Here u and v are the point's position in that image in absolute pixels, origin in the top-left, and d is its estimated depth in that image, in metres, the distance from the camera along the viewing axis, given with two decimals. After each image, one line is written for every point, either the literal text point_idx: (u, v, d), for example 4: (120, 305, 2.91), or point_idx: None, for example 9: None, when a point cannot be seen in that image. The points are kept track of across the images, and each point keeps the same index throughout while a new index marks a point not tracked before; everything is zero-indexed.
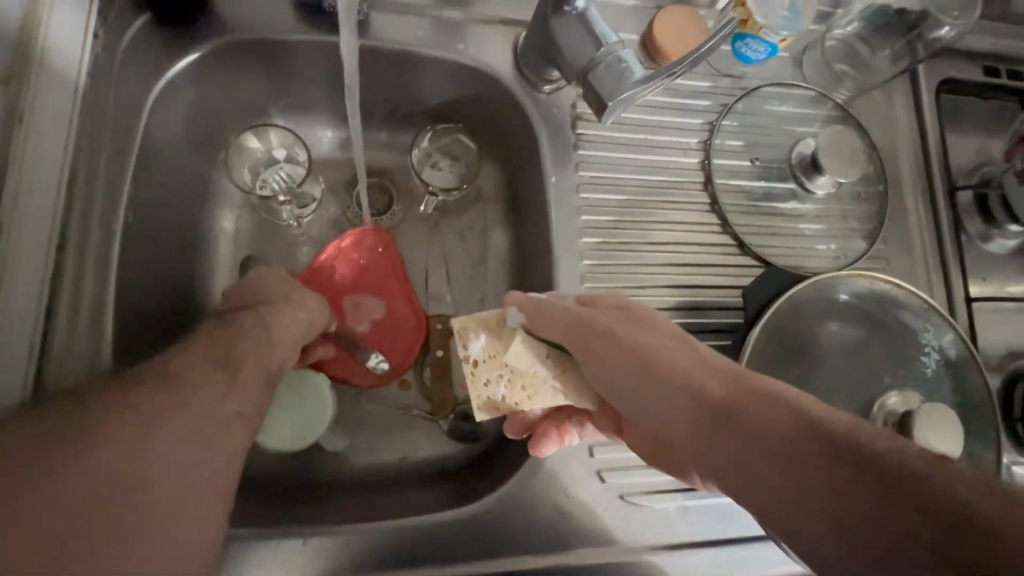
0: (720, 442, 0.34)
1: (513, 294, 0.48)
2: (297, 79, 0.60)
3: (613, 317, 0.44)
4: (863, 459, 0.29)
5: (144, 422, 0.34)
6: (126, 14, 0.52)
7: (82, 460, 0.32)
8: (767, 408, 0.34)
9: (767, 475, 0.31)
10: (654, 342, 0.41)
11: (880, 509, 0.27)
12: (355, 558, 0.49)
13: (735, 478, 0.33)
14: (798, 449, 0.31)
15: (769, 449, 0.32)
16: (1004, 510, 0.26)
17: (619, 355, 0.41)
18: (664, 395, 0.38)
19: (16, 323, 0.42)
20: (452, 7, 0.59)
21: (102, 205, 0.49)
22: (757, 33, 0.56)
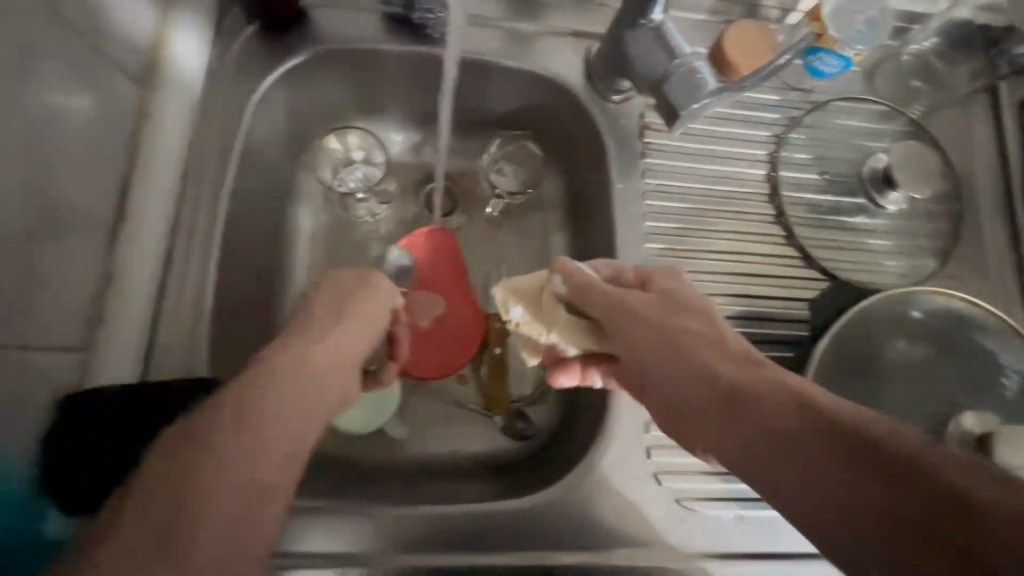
0: (731, 423, 0.37)
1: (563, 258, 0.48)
2: (379, 86, 0.64)
3: (659, 301, 0.43)
4: (870, 448, 0.32)
5: (252, 415, 0.33)
6: (237, 23, 0.57)
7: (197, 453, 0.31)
8: (796, 408, 0.35)
9: (776, 459, 0.34)
10: (677, 321, 0.42)
11: (877, 496, 0.30)
12: (418, 539, 0.51)
13: (745, 459, 0.36)
14: (806, 438, 0.33)
15: (779, 433, 0.34)
16: (989, 494, 0.29)
17: (646, 332, 0.42)
18: (701, 384, 0.39)
19: (134, 298, 0.47)
20: (526, 21, 0.62)
21: (209, 195, 0.52)
22: (831, 47, 0.56)
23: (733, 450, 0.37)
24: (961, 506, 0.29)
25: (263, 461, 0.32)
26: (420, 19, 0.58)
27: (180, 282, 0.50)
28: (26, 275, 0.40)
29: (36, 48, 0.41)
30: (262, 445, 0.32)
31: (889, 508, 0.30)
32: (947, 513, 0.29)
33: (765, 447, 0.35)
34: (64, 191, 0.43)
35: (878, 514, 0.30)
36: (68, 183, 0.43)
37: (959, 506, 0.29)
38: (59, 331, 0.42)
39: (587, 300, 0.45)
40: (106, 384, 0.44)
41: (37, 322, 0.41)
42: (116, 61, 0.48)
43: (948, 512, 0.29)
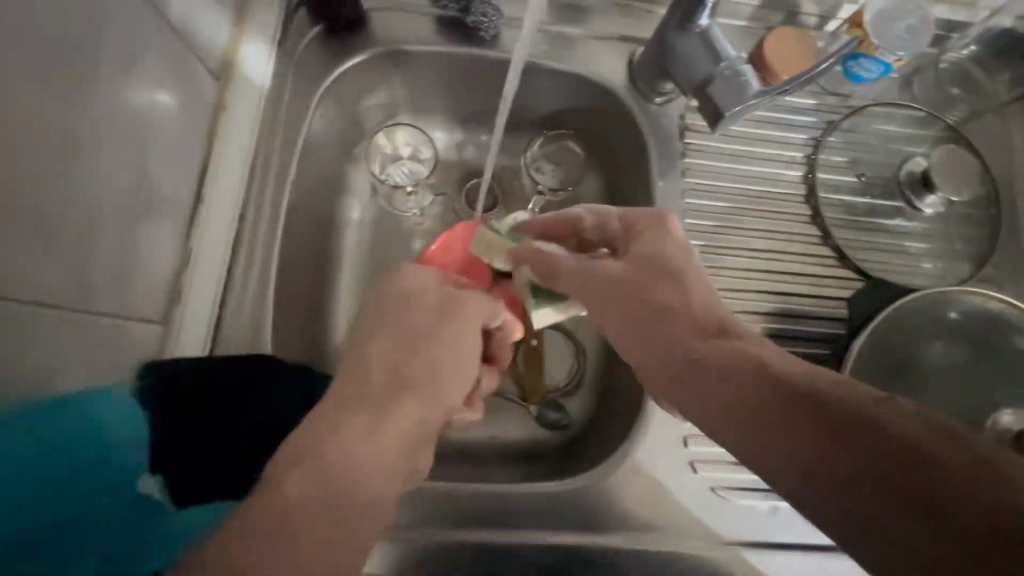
0: (690, 382, 0.38)
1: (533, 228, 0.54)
2: (429, 85, 0.68)
3: (637, 259, 0.43)
4: (834, 411, 0.32)
5: (361, 439, 0.34)
6: (303, 24, 0.60)
7: (315, 468, 0.32)
8: (756, 372, 0.35)
9: (731, 416, 0.36)
10: (644, 281, 0.42)
11: (839, 455, 0.31)
12: (461, 515, 0.53)
13: (702, 414, 0.37)
14: (764, 398, 0.34)
15: (735, 392, 0.36)
16: (951, 454, 0.29)
17: (615, 295, 0.42)
18: (678, 343, 0.39)
19: (206, 276, 0.50)
20: (572, 24, 0.65)
21: (274, 183, 0.56)
22: (871, 52, 0.58)
23: (706, 409, 0.37)
24: (932, 475, 0.28)
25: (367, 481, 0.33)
26: (474, 22, 0.61)
27: (246, 263, 0.53)
28: (124, 252, 0.42)
29: (147, 43, 0.43)
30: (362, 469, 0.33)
31: (860, 475, 0.30)
32: (918, 485, 0.28)
33: (738, 408, 0.35)
34: (156, 173, 0.45)
35: (848, 480, 0.30)
36: (160, 166, 0.46)
37: (937, 477, 0.28)
38: (144, 303, 0.45)
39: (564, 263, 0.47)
40: (182, 356, 0.47)
41: (129, 295, 0.43)
42: (202, 56, 0.51)
43: (919, 481, 0.28)
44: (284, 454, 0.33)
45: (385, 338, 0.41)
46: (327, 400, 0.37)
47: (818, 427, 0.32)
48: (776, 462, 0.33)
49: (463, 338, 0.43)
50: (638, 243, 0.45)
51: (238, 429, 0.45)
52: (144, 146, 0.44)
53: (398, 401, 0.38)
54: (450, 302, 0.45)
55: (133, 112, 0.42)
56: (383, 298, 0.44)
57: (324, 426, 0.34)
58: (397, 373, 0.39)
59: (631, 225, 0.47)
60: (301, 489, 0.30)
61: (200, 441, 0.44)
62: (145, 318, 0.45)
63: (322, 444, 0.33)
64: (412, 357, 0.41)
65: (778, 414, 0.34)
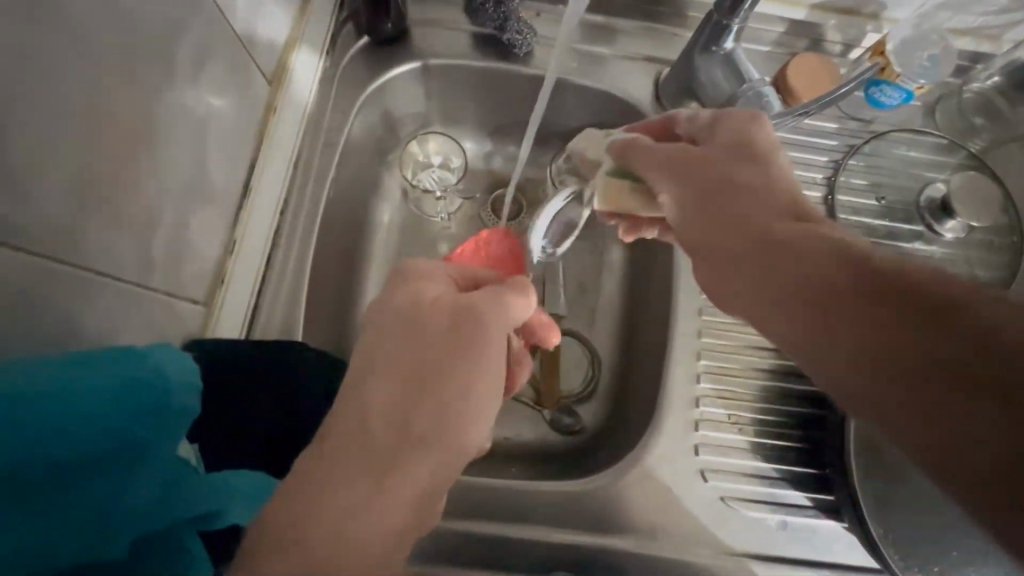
0: (753, 259, 0.41)
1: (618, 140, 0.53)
2: (463, 97, 0.71)
3: (731, 143, 0.46)
4: (923, 304, 0.33)
5: (369, 480, 0.35)
6: (350, 38, 0.65)
7: (318, 507, 0.33)
8: (835, 255, 0.38)
9: (795, 292, 0.38)
10: (733, 167, 0.45)
11: (918, 342, 0.33)
12: (471, 509, 0.54)
13: (758, 285, 0.41)
14: (833, 275, 0.37)
15: (804, 268, 0.38)
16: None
17: (704, 175, 0.45)
18: (768, 215, 0.42)
19: (246, 266, 0.54)
20: (601, 45, 0.68)
21: (314, 184, 0.61)
22: (893, 80, 0.59)
23: (784, 274, 0.39)
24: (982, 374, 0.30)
25: (372, 521, 0.34)
26: (508, 40, 0.65)
27: (284, 256, 0.57)
28: (180, 235, 0.46)
29: (215, 47, 0.47)
30: (367, 507, 0.34)
31: (928, 340, 0.32)
32: (979, 378, 0.30)
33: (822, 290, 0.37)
34: (212, 166, 0.49)
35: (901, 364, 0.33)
36: (216, 159, 0.50)
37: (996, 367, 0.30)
38: (192, 285, 0.48)
39: (655, 147, 0.49)
40: (220, 337, 0.50)
41: (180, 276, 0.46)
42: (259, 61, 0.55)
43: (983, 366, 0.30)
44: (283, 522, 0.33)
45: (392, 367, 0.39)
46: (326, 443, 0.36)
47: (904, 319, 0.34)
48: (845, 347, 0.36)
49: (473, 371, 0.41)
50: (732, 130, 0.47)
51: (269, 403, 0.49)
52: (203, 139, 0.47)
53: (400, 449, 0.36)
54: (461, 320, 0.42)
55: (197, 107, 0.46)
56: (393, 322, 0.42)
57: (323, 494, 0.34)
58: (401, 415, 0.38)
59: (719, 126, 0.48)
60: (314, 540, 0.32)
61: (232, 410, 0.48)
62: (192, 299, 0.48)
63: (315, 516, 0.33)
64: (416, 398, 0.39)
65: (878, 283, 0.35)
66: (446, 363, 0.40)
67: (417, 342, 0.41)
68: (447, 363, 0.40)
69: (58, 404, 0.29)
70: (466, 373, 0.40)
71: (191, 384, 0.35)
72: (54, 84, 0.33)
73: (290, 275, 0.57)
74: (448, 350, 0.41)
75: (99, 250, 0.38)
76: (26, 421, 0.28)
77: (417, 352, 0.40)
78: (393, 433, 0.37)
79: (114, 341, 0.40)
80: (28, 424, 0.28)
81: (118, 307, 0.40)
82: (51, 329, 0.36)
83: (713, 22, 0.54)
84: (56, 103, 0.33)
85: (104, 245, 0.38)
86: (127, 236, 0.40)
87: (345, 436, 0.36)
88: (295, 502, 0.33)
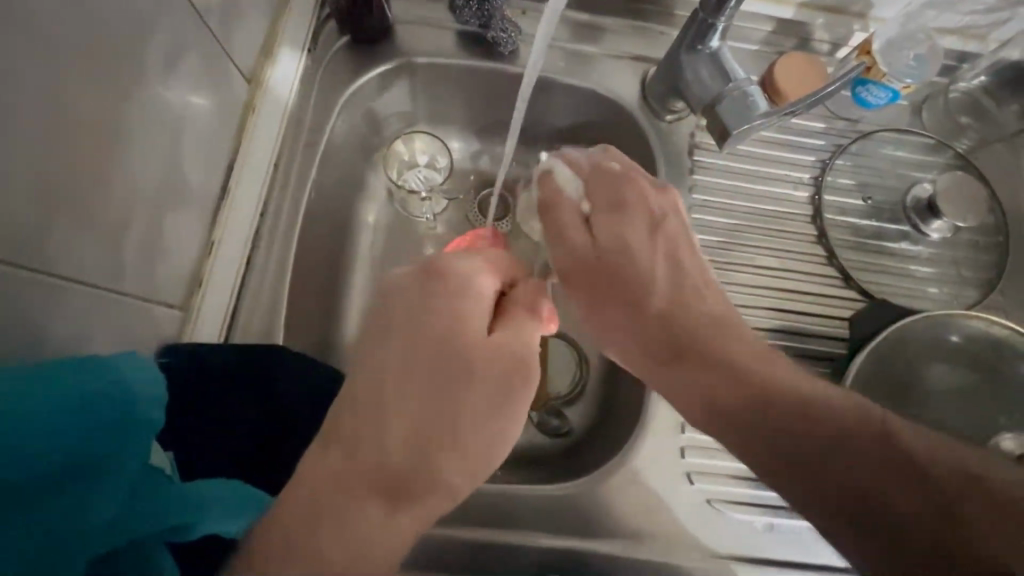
0: (674, 368, 0.45)
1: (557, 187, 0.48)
2: (448, 96, 0.70)
3: (610, 248, 0.46)
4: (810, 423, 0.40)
5: (384, 495, 0.35)
6: (332, 36, 0.64)
7: (334, 520, 0.33)
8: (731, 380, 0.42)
9: (701, 400, 0.43)
10: (641, 269, 0.46)
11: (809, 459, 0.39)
12: (456, 513, 0.53)
13: (670, 389, 0.45)
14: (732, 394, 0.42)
15: (708, 384, 0.43)
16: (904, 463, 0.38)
17: (615, 287, 0.46)
18: (669, 333, 0.45)
19: (226, 269, 0.53)
20: (588, 43, 0.67)
21: (296, 184, 0.59)
22: (880, 79, 0.59)
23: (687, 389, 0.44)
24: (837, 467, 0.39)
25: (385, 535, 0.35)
26: (493, 38, 0.64)
27: (266, 257, 0.56)
28: (154, 237, 0.45)
29: (190, 45, 0.46)
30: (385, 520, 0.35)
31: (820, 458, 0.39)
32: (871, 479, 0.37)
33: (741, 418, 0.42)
34: (189, 167, 0.48)
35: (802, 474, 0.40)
36: (193, 160, 0.49)
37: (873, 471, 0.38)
38: (167, 288, 0.47)
39: (561, 223, 0.47)
40: (199, 341, 0.49)
41: (155, 278, 0.45)
42: (238, 61, 0.54)
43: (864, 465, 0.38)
44: (281, 538, 0.32)
45: (407, 395, 0.38)
46: (328, 460, 0.35)
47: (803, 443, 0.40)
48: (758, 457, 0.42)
49: (501, 407, 0.41)
50: (614, 226, 0.46)
51: (247, 409, 0.48)
52: (179, 139, 0.46)
53: (415, 478, 0.36)
54: (507, 361, 0.41)
55: (171, 105, 0.45)
56: (421, 340, 0.40)
57: (335, 509, 0.34)
58: (412, 438, 0.37)
59: (626, 210, 0.47)
60: (330, 550, 0.32)
61: (208, 414, 0.46)
62: (169, 303, 0.47)
63: (323, 530, 0.33)
64: (426, 421, 0.38)
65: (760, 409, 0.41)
66: (458, 394, 0.39)
67: (435, 373, 0.39)
68: (459, 395, 0.39)
69: (9, 415, 0.29)
70: (479, 408, 0.40)
71: (159, 397, 0.35)
72: (13, 82, 0.32)
73: (271, 277, 0.56)
74: (466, 385, 0.40)
75: (64, 252, 0.37)
76: (33, 413, 0.29)
77: (435, 374, 0.39)
78: (411, 448, 0.37)
79: (84, 347, 0.40)
80: (33, 416, 0.29)
81: (86, 312, 0.39)
82: (18, 334, 0.35)
83: (699, 21, 0.54)
84: (14, 99, 0.32)
85: (70, 246, 0.37)
86: (98, 238, 0.39)
87: (346, 456, 0.35)
88: (295, 517, 0.33)
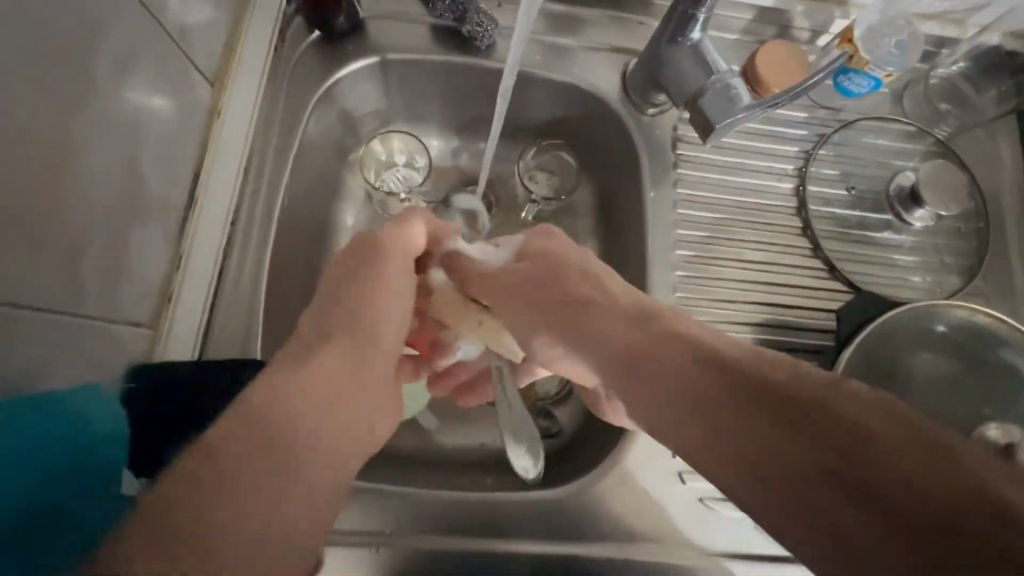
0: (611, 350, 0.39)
1: (436, 259, 0.57)
2: (425, 93, 0.68)
3: (543, 259, 0.48)
4: (760, 407, 0.30)
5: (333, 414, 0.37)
6: (299, 31, 0.61)
7: (291, 418, 0.34)
8: (677, 361, 0.35)
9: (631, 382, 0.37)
10: (584, 285, 0.44)
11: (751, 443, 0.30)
12: (448, 523, 0.52)
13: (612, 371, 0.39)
14: (675, 368, 0.35)
15: (642, 366, 0.37)
16: (927, 463, 0.24)
17: (556, 294, 0.45)
18: (613, 324, 0.40)
19: (198, 282, 0.50)
20: (566, 36, 0.65)
21: (267, 189, 0.57)
22: (861, 68, 0.59)
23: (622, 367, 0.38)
24: (798, 450, 0.27)
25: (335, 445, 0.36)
26: (469, 32, 0.62)
27: (239, 267, 0.54)
28: (116, 255, 0.42)
29: (144, 49, 0.44)
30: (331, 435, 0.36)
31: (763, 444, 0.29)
32: (852, 465, 0.25)
33: (728, 393, 0.32)
34: (150, 179, 0.46)
35: (798, 449, 0.27)
36: (154, 172, 0.46)
37: (839, 461, 0.26)
38: (134, 308, 0.45)
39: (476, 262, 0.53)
40: (171, 360, 0.47)
41: (120, 299, 0.43)
42: (197, 63, 0.51)
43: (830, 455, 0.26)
44: (215, 481, 0.28)
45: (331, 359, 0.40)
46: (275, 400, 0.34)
47: (740, 422, 0.30)
48: (723, 460, 0.31)
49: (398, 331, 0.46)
50: (541, 247, 0.50)
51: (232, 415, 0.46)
52: (136, 149, 0.44)
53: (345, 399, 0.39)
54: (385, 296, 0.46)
55: (128, 112, 0.43)
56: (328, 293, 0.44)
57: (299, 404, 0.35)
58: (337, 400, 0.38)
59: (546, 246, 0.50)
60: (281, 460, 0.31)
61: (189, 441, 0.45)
62: (136, 323, 0.45)
63: (285, 431, 0.33)
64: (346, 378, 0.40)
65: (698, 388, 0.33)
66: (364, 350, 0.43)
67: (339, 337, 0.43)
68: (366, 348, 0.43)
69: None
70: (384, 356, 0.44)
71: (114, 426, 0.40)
72: None
73: (246, 288, 0.54)
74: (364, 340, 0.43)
75: (12, 279, 0.34)
76: (9, 446, 0.33)
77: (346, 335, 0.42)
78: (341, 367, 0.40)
79: (43, 379, 0.37)
80: (23, 448, 0.34)
81: (43, 340, 0.37)
82: None
83: (680, 12, 0.52)
84: None
85: (18, 272, 0.35)
86: (54, 260, 0.37)
87: (304, 403, 0.35)
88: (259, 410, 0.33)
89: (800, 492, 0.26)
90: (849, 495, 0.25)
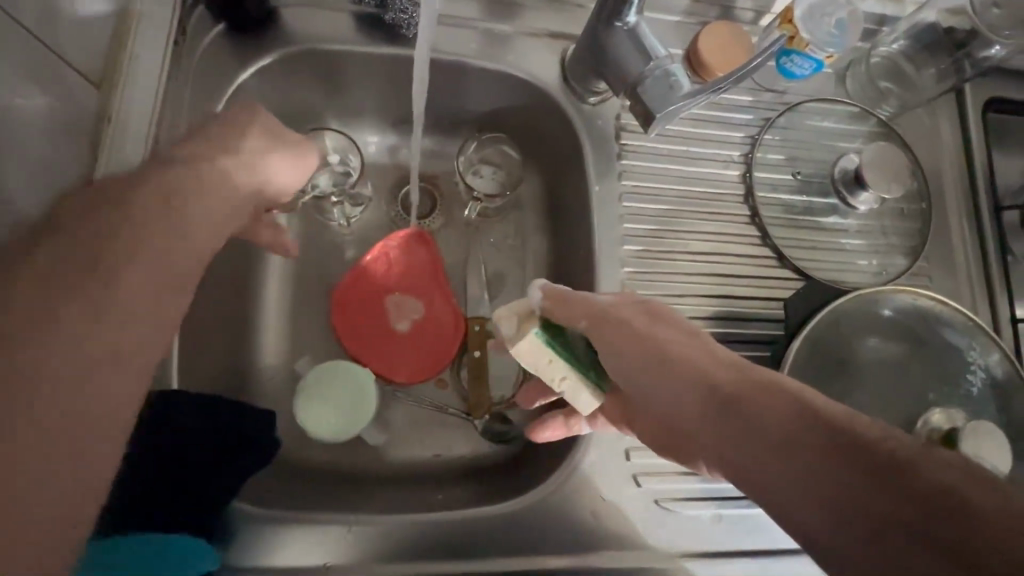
0: (673, 378, 0.34)
1: (545, 290, 0.43)
2: (351, 88, 0.63)
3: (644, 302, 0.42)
4: (837, 436, 0.28)
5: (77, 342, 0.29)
6: (202, 21, 0.55)
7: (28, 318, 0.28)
8: (749, 391, 0.32)
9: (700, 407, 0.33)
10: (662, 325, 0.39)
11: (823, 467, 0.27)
12: (393, 548, 0.50)
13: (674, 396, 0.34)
14: (750, 397, 0.31)
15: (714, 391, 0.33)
16: (994, 498, 0.24)
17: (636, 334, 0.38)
18: (683, 357, 0.35)
19: None
20: (501, 21, 0.61)
21: None
22: (802, 49, 0.57)
23: (687, 392, 0.34)
24: (876, 476, 0.26)
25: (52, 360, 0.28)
26: (393, 19, 0.58)
27: None
28: None
29: None
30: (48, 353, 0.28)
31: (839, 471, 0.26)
32: (929, 497, 0.24)
33: (803, 428, 0.28)
34: None
35: (876, 481, 0.26)
36: None
37: (919, 493, 0.25)
38: None
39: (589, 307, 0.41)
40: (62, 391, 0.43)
41: None
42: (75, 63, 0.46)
43: (910, 488, 0.25)
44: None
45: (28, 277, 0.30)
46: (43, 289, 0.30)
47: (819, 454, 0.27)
48: (786, 480, 0.28)
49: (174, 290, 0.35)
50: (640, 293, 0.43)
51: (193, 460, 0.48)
52: None
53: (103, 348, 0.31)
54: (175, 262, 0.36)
55: None
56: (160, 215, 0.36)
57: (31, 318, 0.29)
58: None
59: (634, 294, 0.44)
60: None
61: (184, 464, 0.48)
62: None
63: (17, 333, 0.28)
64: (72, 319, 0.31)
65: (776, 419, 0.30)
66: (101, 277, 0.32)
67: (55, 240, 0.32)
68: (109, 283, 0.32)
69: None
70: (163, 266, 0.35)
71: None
72: None
73: None
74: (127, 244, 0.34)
75: None
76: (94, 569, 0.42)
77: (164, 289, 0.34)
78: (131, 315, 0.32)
79: None
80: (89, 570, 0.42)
81: None
82: None
83: None
84: None
85: None
86: None
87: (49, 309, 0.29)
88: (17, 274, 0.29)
89: (862, 509, 0.25)
90: (929, 529, 0.24)
